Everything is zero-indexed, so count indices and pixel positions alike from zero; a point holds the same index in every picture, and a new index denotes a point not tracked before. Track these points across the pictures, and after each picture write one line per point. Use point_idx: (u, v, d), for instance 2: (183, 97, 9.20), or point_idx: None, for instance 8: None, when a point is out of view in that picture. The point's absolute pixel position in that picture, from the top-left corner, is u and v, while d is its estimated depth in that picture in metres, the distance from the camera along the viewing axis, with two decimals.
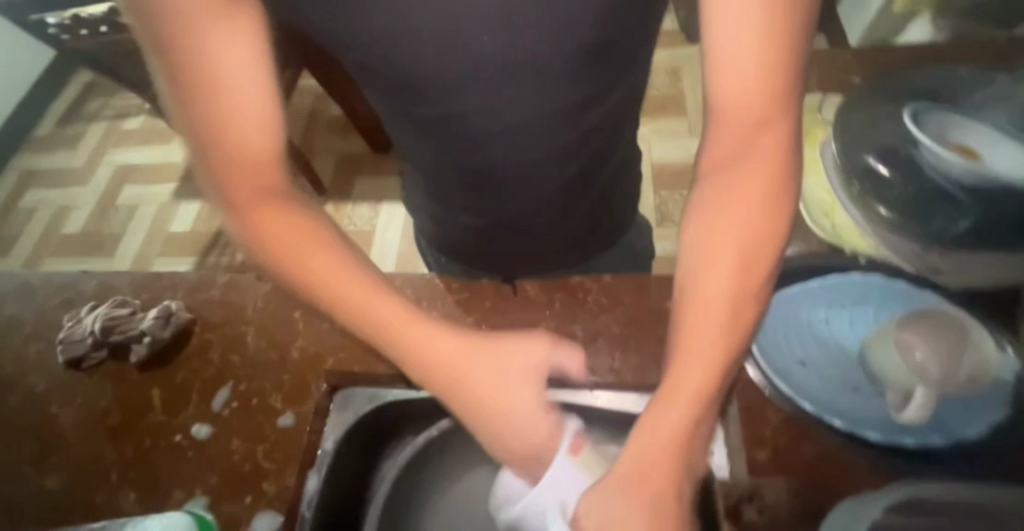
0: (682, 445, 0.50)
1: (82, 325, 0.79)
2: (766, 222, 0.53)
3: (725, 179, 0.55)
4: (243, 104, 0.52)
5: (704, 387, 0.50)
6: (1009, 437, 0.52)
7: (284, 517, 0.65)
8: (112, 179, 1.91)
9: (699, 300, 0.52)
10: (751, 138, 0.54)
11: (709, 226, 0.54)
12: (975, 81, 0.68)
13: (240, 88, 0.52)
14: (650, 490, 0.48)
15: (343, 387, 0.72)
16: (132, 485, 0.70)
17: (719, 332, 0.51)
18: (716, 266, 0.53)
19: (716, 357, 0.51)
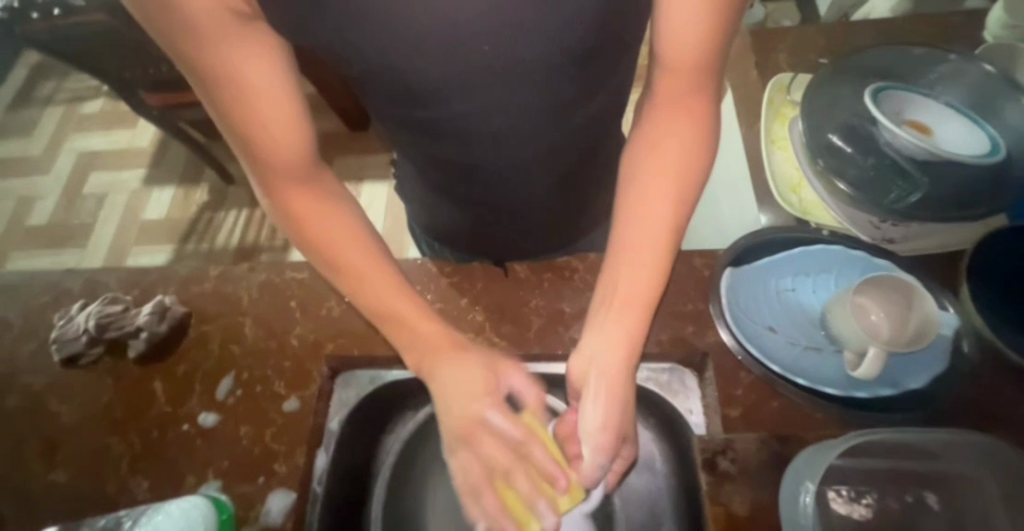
0: (616, 351, 0.60)
1: (75, 323, 0.79)
2: (687, 164, 0.62)
3: (661, 137, 0.63)
4: (272, 114, 0.55)
5: (629, 298, 0.61)
6: (947, 385, 0.59)
7: (297, 494, 0.68)
8: (76, 166, 1.84)
9: (635, 242, 0.62)
10: (685, 105, 0.61)
11: (650, 155, 0.63)
12: (930, 60, 0.72)
13: (269, 100, 0.54)
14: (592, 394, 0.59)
15: (343, 370, 0.77)
16: (145, 474, 0.72)
17: (653, 263, 0.61)
18: (649, 198, 0.62)
19: (639, 275, 0.61)
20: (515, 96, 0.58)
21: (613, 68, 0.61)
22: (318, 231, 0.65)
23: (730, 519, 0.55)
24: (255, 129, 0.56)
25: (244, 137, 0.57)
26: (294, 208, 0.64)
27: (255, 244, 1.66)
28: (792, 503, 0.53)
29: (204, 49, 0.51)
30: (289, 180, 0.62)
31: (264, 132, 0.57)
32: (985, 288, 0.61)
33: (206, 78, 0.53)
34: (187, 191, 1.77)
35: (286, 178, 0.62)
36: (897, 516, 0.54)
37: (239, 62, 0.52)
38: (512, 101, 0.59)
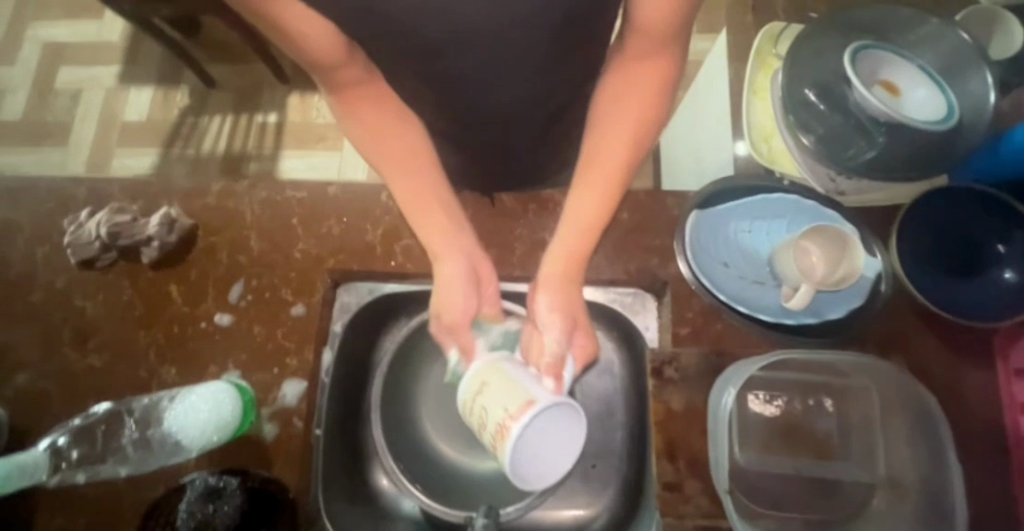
0: (577, 258, 0.69)
1: (86, 229, 0.84)
2: (648, 109, 0.69)
3: (625, 90, 0.69)
4: (331, 60, 0.64)
5: (591, 223, 0.69)
6: (863, 316, 0.71)
7: (307, 384, 0.79)
8: (43, 58, 1.73)
9: (596, 168, 0.70)
10: (647, 65, 0.68)
11: (611, 106, 0.70)
12: (910, 24, 0.75)
13: (324, 44, 0.63)
14: (566, 299, 0.69)
15: (344, 283, 0.86)
16: (172, 363, 0.81)
17: (606, 193, 0.69)
18: (615, 137, 0.69)
19: (597, 203, 0.69)
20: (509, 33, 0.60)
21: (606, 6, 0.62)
22: (384, 151, 0.73)
23: (667, 412, 0.69)
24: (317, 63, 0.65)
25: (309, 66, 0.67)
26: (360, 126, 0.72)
27: (242, 153, 1.65)
28: (714, 400, 0.68)
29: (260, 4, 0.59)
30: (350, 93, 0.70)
31: (331, 73, 0.67)
32: (910, 235, 0.71)
33: (271, 28, 0.62)
34: (167, 92, 1.71)
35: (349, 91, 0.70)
36: (799, 415, 0.67)
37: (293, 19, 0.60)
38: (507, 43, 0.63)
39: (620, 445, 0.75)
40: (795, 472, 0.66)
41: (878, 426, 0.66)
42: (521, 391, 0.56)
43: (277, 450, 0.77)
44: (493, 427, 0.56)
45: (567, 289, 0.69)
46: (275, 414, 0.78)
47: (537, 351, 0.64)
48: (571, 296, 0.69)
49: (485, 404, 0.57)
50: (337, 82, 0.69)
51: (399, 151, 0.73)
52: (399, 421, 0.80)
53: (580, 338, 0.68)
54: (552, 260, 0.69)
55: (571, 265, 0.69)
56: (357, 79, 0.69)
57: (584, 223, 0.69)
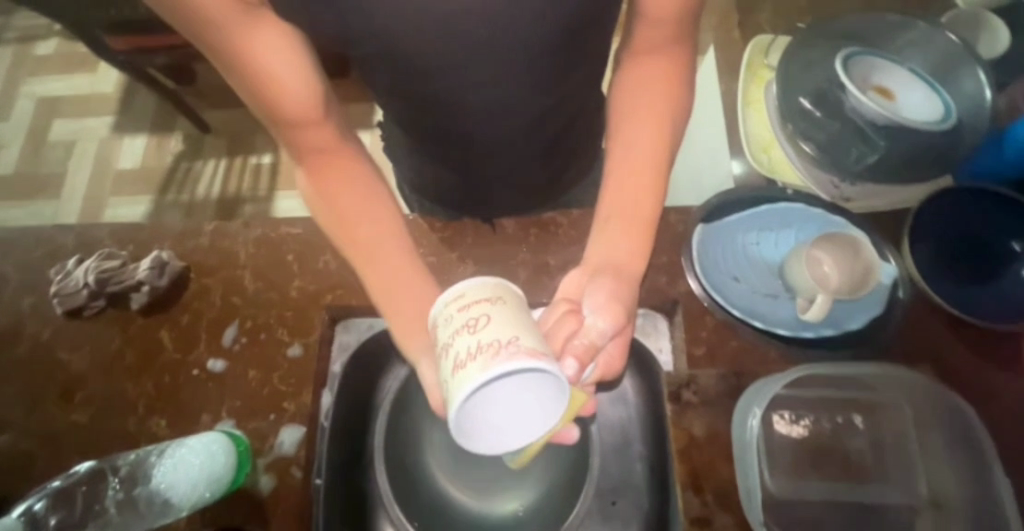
0: (630, 264, 0.66)
1: (73, 278, 0.81)
2: (660, 105, 0.69)
3: (636, 90, 0.70)
4: (292, 95, 0.61)
5: (636, 223, 0.67)
6: (883, 326, 0.68)
7: (306, 428, 0.76)
8: (37, 113, 1.75)
9: (629, 167, 0.68)
10: (654, 62, 0.69)
11: (618, 113, 0.70)
12: (897, 29, 0.75)
13: (297, 100, 0.62)
14: (624, 290, 0.65)
15: (343, 318, 0.83)
16: (161, 415, 0.77)
17: (643, 192, 0.68)
18: (637, 137, 0.69)
19: (639, 202, 0.68)
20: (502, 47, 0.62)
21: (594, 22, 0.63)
22: (356, 213, 0.69)
23: (688, 438, 0.65)
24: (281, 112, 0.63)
25: (271, 116, 0.64)
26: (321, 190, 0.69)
27: (236, 195, 1.64)
28: (738, 424, 0.65)
29: (228, 36, 0.57)
30: (315, 158, 0.68)
31: (292, 114, 0.63)
32: (921, 240, 0.69)
33: (240, 75, 0.60)
34: (161, 139, 1.72)
35: (312, 155, 0.68)
36: (829, 435, 0.64)
37: (268, 62, 0.59)
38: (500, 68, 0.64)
39: (641, 480, 0.66)
40: (832, 499, 0.61)
41: (913, 442, 0.62)
42: (532, 335, 0.47)
43: (275, 503, 0.72)
44: (473, 346, 0.46)
45: (614, 293, 0.64)
46: (272, 465, 0.73)
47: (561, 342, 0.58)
48: (616, 301, 0.64)
49: (484, 321, 0.47)
50: (301, 143, 0.67)
51: (363, 223, 0.69)
52: (405, 464, 0.75)
53: (616, 347, 0.63)
54: (610, 257, 0.67)
55: (622, 269, 0.66)
56: (327, 143, 0.68)
57: (626, 222, 0.68)
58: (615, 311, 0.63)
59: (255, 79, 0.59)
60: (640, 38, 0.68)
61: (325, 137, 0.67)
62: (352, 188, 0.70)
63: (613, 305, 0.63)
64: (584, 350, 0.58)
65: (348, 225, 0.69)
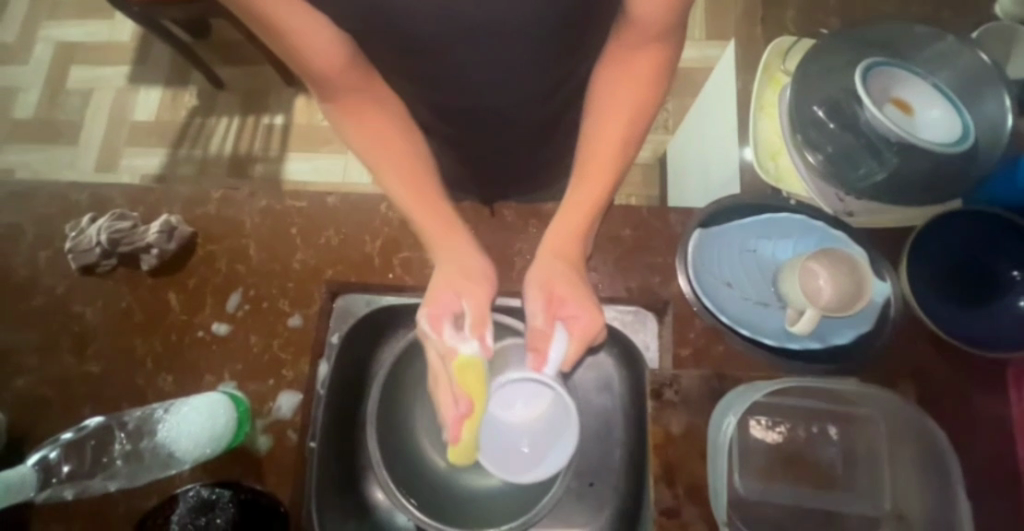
0: (585, 223, 0.71)
1: (87, 236, 0.84)
2: (646, 89, 0.70)
3: (622, 73, 0.70)
4: (325, 62, 0.63)
5: (595, 198, 0.71)
6: (870, 343, 0.69)
7: (303, 395, 0.79)
8: (55, 58, 1.75)
9: (598, 140, 0.71)
10: (644, 49, 0.68)
11: (608, 94, 0.71)
12: (924, 40, 0.72)
13: (325, 55, 0.63)
14: (566, 251, 0.70)
15: (342, 293, 0.85)
16: (168, 372, 0.81)
17: (602, 168, 0.71)
18: (612, 113, 0.71)
19: (599, 178, 0.71)
20: (504, 32, 0.61)
21: (598, 10, 0.63)
22: (380, 158, 0.72)
23: (667, 436, 0.67)
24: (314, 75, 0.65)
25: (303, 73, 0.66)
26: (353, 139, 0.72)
27: (249, 154, 1.65)
28: (714, 426, 0.66)
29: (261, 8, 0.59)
30: (350, 105, 0.70)
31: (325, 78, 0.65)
32: (919, 260, 0.69)
33: (272, 33, 0.61)
34: (176, 93, 1.71)
35: (347, 97, 0.69)
36: (802, 443, 0.65)
37: (292, 19, 0.60)
38: (505, 54, 0.64)
39: (618, 464, 0.74)
40: (797, 503, 0.63)
41: (883, 457, 0.64)
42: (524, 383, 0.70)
43: (271, 462, 0.77)
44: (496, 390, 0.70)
45: (550, 265, 0.70)
46: (269, 426, 0.78)
47: (543, 345, 0.67)
48: (568, 281, 0.69)
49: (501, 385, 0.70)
50: (334, 92, 0.68)
51: (389, 170, 0.72)
52: (395, 435, 0.79)
53: (579, 309, 0.68)
54: (559, 237, 0.71)
55: (566, 251, 0.71)
56: (359, 97, 0.69)
57: (578, 208, 0.71)
58: (564, 280, 0.69)
59: (288, 38, 0.61)
60: (622, 42, 0.68)
61: (360, 78, 0.67)
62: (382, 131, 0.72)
63: (546, 278, 0.70)
64: (537, 337, 0.68)
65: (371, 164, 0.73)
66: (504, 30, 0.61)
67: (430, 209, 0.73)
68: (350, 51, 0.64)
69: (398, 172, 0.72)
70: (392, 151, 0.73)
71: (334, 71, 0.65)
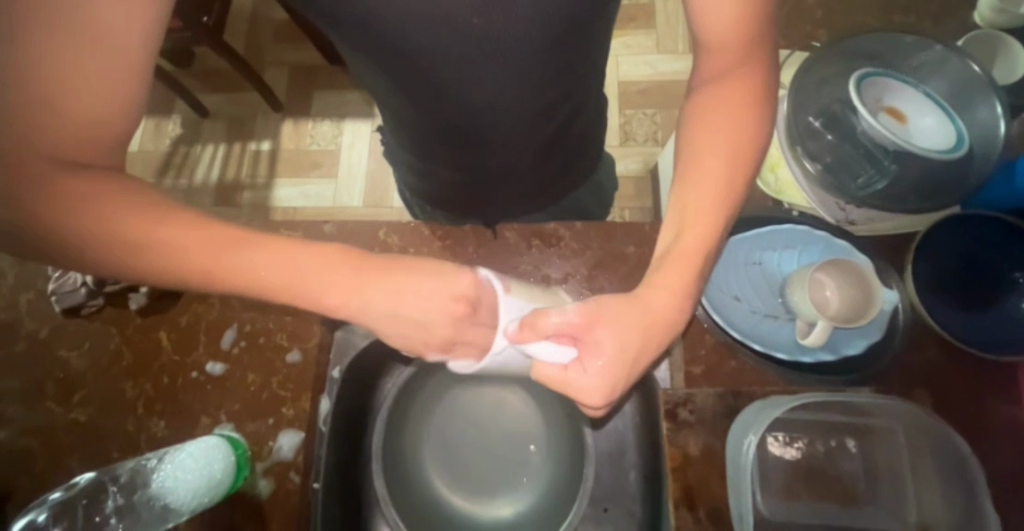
0: (683, 282, 0.58)
1: (72, 275, 0.81)
2: (742, 132, 0.60)
3: (714, 110, 0.60)
4: (106, 71, 0.45)
5: (695, 249, 0.58)
6: (882, 352, 0.68)
7: (304, 434, 0.76)
8: None
9: (698, 182, 0.59)
10: (733, 82, 0.60)
11: (700, 130, 0.61)
12: (912, 51, 0.74)
13: (109, 85, 0.45)
14: (654, 319, 0.57)
15: (342, 325, 0.82)
16: (161, 416, 0.77)
17: (704, 218, 0.58)
18: (709, 152, 0.60)
19: (700, 230, 0.58)
20: (499, 53, 0.61)
21: (594, 29, 0.63)
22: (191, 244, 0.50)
23: (685, 457, 0.65)
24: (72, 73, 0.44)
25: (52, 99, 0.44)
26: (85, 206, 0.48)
27: (235, 182, 1.62)
28: (734, 446, 0.65)
29: None
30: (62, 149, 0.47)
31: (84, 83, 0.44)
32: (924, 267, 0.70)
33: (31, 25, 0.42)
34: (158, 122, 1.68)
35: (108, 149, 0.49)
36: (822, 458, 0.64)
37: (106, 15, 0.43)
38: (501, 72, 0.63)
39: (634, 489, 0.72)
40: (822, 521, 0.62)
41: (904, 469, 0.63)
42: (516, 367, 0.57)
43: (273, 507, 0.72)
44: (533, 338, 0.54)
45: (619, 329, 0.56)
46: (269, 469, 0.74)
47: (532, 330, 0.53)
48: (618, 336, 0.56)
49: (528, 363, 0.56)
50: (91, 132, 0.47)
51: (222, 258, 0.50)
52: (401, 470, 0.76)
53: (596, 373, 0.56)
54: (656, 294, 0.58)
55: (653, 318, 0.58)
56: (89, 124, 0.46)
57: (677, 261, 0.58)
58: (634, 329, 0.57)
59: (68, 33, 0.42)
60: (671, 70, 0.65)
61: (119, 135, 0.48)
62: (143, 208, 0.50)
63: (621, 328, 0.57)
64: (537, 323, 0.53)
65: (194, 265, 0.50)
66: (499, 51, 0.61)
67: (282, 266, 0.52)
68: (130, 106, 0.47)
69: (243, 264, 0.51)
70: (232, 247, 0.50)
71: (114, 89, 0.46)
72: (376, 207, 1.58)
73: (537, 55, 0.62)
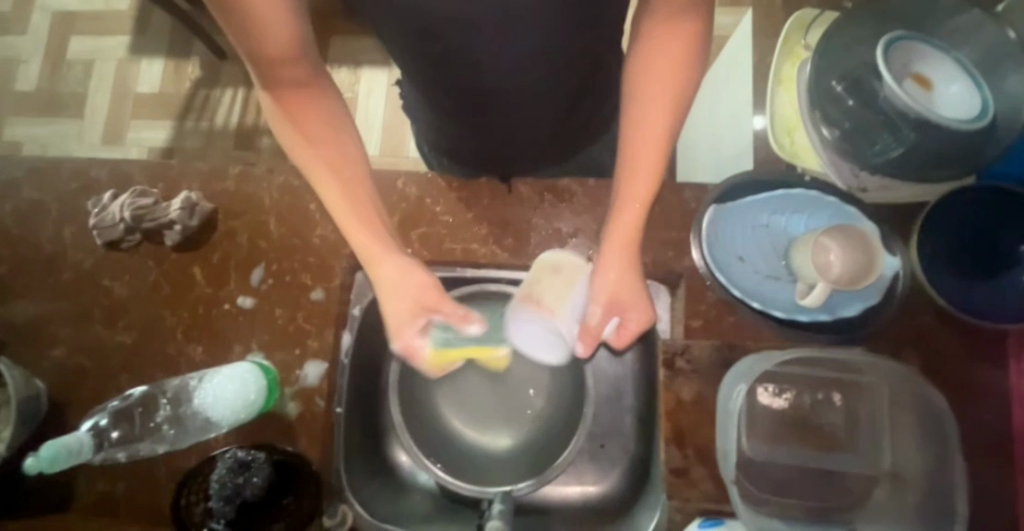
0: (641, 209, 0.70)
1: (110, 211, 0.86)
2: (677, 77, 0.69)
3: (653, 55, 0.69)
4: (278, 38, 0.62)
5: (644, 189, 0.69)
6: (876, 315, 0.72)
7: (327, 365, 0.82)
8: (52, 28, 1.72)
9: (639, 123, 0.70)
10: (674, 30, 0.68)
11: (644, 75, 0.70)
12: (944, 14, 0.72)
13: (282, 43, 0.63)
14: (618, 248, 0.70)
15: (363, 267, 0.87)
16: (198, 343, 0.84)
17: (647, 162, 0.70)
18: (649, 99, 0.70)
19: (651, 169, 0.70)
20: (512, 3, 0.60)
21: None
22: (343, 190, 0.71)
23: (678, 402, 0.71)
24: (259, 42, 0.61)
25: (250, 51, 0.63)
26: (303, 132, 0.70)
27: (255, 127, 1.64)
28: (726, 393, 0.69)
29: None
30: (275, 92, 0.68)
31: (275, 49, 0.63)
32: (929, 236, 0.71)
33: (233, 20, 0.59)
34: (178, 63, 1.69)
35: (284, 94, 0.69)
36: (808, 408, 0.68)
37: None
38: (513, 23, 0.63)
39: (629, 428, 0.78)
40: (800, 463, 0.67)
41: (885, 422, 0.67)
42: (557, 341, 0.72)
43: (302, 426, 0.80)
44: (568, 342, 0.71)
45: (607, 274, 0.70)
46: (297, 394, 0.81)
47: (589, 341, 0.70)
48: (612, 277, 0.70)
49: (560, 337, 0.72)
50: (295, 83, 0.68)
51: (350, 174, 0.71)
52: (415, 403, 0.83)
53: (638, 296, 0.71)
54: (618, 233, 0.70)
55: (621, 248, 0.70)
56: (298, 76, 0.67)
57: (632, 202, 0.70)
58: (619, 267, 0.70)
59: (238, 8, 0.58)
60: (652, 22, 0.68)
61: (301, 75, 0.68)
62: (331, 136, 0.71)
63: (611, 282, 0.70)
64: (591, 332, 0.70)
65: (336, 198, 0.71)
66: (512, 2, 0.60)
67: (365, 206, 0.71)
68: (298, 51, 0.64)
69: (360, 186, 0.72)
70: (331, 142, 0.71)
71: (285, 50, 0.64)
72: (391, 157, 1.59)
73: (552, 6, 0.62)
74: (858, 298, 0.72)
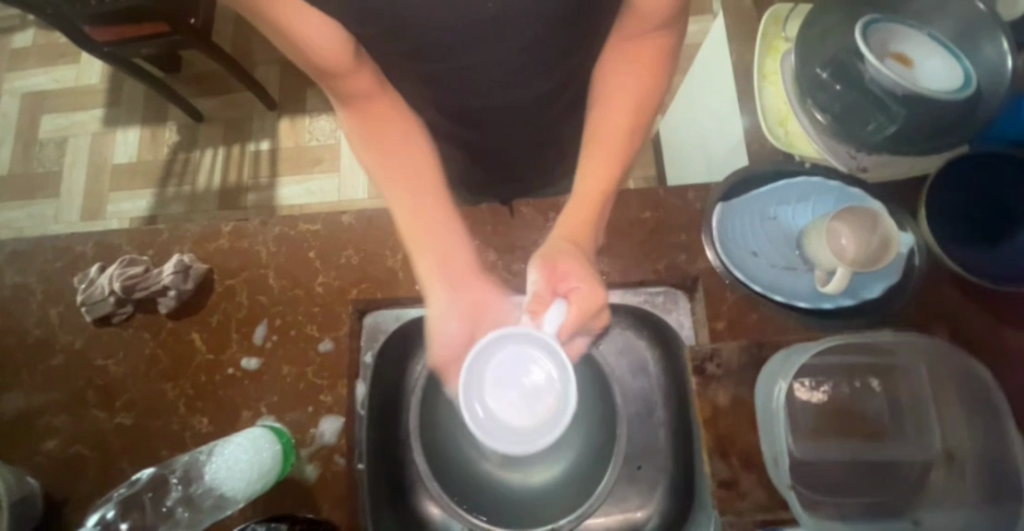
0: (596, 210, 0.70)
1: (98, 286, 0.82)
2: (645, 85, 0.70)
3: (626, 64, 0.70)
4: (329, 51, 0.60)
5: (604, 187, 0.70)
6: (899, 294, 0.71)
7: (345, 419, 0.78)
8: (23, 110, 1.70)
9: (602, 127, 0.70)
10: (645, 49, 0.69)
11: (612, 86, 0.70)
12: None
13: (325, 42, 0.60)
14: (571, 237, 0.69)
15: (371, 311, 0.85)
16: (203, 413, 0.80)
17: (608, 163, 0.70)
18: (613, 106, 0.70)
19: (605, 172, 0.70)
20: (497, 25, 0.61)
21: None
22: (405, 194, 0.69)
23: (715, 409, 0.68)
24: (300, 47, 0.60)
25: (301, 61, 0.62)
26: (364, 141, 0.69)
27: (238, 184, 1.62)
28: (764, 392, 0.67)
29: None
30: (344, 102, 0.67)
31: (326, 61, 0.62)
32: (937, 208, 0.72)
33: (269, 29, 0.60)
34: (154, 130, 1.68)
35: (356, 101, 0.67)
36: (848, 398, 0.67)
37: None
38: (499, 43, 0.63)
39: (665, 442, 0.75)
40: (851, 456, 0.65)
41: (929, 401, 0.65)
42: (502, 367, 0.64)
43: (322, 488, 0.75)
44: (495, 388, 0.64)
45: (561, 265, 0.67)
46: (315, 454, 0.77)
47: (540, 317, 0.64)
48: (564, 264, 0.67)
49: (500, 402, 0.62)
50: (357, 89, 0.66)
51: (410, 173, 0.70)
52: (439, 447, 0.78)
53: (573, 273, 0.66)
54: (570, 227, 0.69)
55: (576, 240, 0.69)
56: (367, 87, 0.66)
57: (584, 204, 0.70)
58: (568, 261, 0.67)
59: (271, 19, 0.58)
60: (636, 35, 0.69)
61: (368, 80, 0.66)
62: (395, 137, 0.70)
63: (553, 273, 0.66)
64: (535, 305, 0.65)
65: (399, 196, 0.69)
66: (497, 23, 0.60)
67: (436, 229, 0.70)
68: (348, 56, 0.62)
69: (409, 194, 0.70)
70: (402, 149, 0.71)
71: (331, 45, 0.60)
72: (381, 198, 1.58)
73: (536, 25, 0.62)
74: (877, 280, 0.71)
